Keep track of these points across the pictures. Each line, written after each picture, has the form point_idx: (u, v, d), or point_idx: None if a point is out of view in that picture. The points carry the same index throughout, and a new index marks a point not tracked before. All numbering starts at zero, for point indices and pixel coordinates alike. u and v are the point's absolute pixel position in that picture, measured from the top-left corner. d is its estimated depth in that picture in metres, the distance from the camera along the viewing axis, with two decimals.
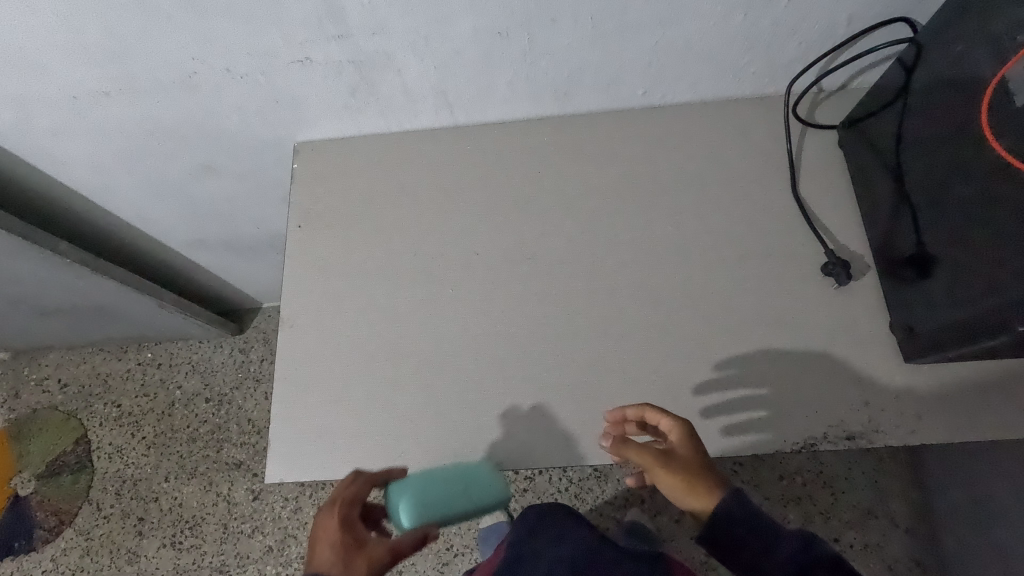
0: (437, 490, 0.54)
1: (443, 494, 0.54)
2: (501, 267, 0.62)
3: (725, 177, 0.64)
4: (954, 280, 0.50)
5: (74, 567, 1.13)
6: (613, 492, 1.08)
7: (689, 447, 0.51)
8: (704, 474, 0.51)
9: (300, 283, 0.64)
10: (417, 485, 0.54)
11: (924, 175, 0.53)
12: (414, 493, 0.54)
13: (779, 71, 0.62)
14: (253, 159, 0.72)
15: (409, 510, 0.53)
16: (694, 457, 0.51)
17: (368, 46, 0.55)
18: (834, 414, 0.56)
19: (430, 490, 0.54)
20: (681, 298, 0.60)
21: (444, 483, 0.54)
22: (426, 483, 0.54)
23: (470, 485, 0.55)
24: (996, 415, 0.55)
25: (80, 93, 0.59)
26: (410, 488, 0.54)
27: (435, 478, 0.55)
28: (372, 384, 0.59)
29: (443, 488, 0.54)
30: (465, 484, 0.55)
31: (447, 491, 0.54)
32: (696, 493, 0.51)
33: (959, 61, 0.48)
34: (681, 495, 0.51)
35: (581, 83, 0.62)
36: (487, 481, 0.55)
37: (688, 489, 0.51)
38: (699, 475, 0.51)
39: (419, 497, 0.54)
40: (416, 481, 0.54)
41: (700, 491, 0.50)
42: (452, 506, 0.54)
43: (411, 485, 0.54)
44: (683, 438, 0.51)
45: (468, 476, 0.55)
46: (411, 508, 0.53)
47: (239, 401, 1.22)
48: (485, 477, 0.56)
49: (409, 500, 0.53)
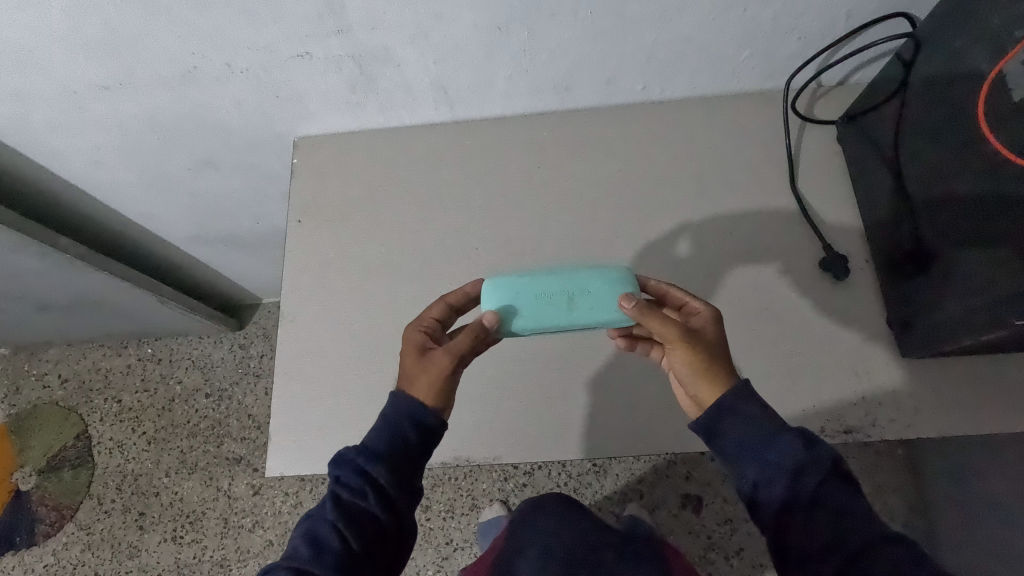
0: (540, 297, 0.50)
1: (548, 295, 0.50)
2: (501, 261, 0.63)
3: (724, 172, 0.64)
4: (951, 275, 0.50)
5: (75, 562, 1.13)
6: (612, 487, 1.08)
7: (713, 330, 0.48)
8: (725, 362, 0.47)
9: (300, 277, 0.64)
10: (517, 291, 0.50)
11: (922, 170, 0.53)
12: (510, 296, 0.50)
13: (777, 66, 0.62)
14: (253, 154, 0.72)
15: (506, 311, 0.49)
16: (716, 342, 0.48)
17: (368, 41, 0.55)
18: (831, 408, 0.56)
19: (531, 298, 0.50)
20: (680, 292, 0.60)
21: (549, 295, 0.50)
22: (525, 289, 0.50)
23: (580, 294, 0.50)
24: (994, 409, 0.55)
25: (81, 87, 0.59)
26: (508, 289, 0.50)
27: (540, 288, 0.50)
28: (372, 378, 0.60)
29: (547, 296, 0.50)
30: (573, 296, 0.50)
31: (552, 296, 0.50)
32: (709, 376, 0.47)
33: (957, 56, 0.48)
34: (691, 373, 0.48)
35: (580, 78, 0.62)
36: (604, 293, 0.50)
37: (701, 369, 0.47)
38: (720, 360, 0.47)
39: (518, 301, 0.50)
40: (517, 284, 0.50)
41: (715, 375, 0.47)
42: (555, 314, 0.50)
43: (511, 287, 0.50)
44: (709, 323, 0.49)
45: (579, 284, 0.50)
46: (509, 310, 0.49)
47: (239, 396, 1.22)
48: (603, 278, 0.50)
49: (506, 299, 0.50)
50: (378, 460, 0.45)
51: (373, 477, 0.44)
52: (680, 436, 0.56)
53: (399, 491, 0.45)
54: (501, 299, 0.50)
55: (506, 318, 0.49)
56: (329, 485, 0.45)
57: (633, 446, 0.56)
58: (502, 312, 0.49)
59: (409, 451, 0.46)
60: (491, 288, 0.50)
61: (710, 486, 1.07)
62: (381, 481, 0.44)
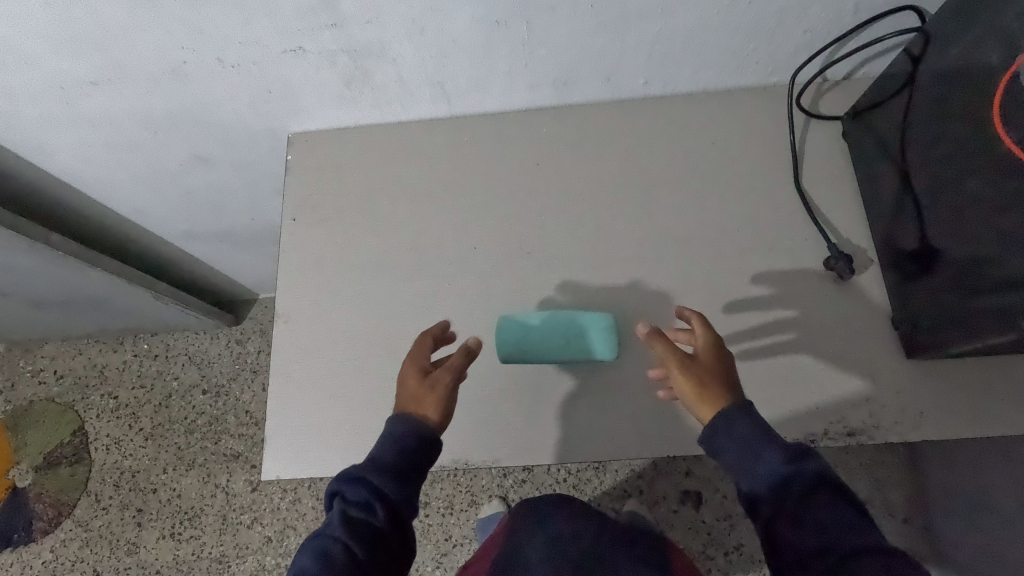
0: (539, 336, 0.57)
1: (546, 335, 0.57)
2: (499, 260, 0.62)
3: (728, 169, 0.63)
4: (958, 276, 0.49)
5: (74, 558, 1.13)
6: (611, 482, 1.08)
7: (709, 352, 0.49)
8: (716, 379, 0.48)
9: (295, 277, 0.63)
10: (519, 328, 0.57)
11: (929, 169, 0.52)
12: (515, 333, 0.57)
13: (783, 60, 0.61)
14: (247, 151, 0.71)
15: (508, 346, 0.57)
16: (709, 361, 0.48)
17: (363, 36, 0.53)
18: (835, 410, 0.55)
19: (532, 336, 0.57)
20: (683, 292, 0.59)
21: (547, 334, 0.57)
22: (527, 327, 0.57)
23: (575, 336, 0.57)
24: (998, 412, 0.54)
25: (68, 83, 0.58)
26: (514, 326, 0.58)
27: (540, 327, 0.57)
28: (370, 380, 0.59)
29: (545, 335, 0.57)
30: (567, 337, 0.57)
31: (551, 335, 0.57)
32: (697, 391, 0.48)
33: (968, 52, 0.47)
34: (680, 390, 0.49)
35: (581, 73, 0.61)
36: (595, 338, 0.57)
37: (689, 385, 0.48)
38: (710, 377, 0.48)
39: (521, 338, 0.57)
40: (520, 322, 0.58)
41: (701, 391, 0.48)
42: (552, 351, 0.57)
43: (514, 325, 0.58)
44: (709, 343, 0.49)
45: (574, 326, 0.57)
46: (512, 346, 0.57)
47: (236, 392, 1.21)
48: (596, 323, 0.57)
49: (510, 335, 0.57)
50: (381, 472, 0.45)
51: (378, 490, 0.44)
52: (682, 439, 0.55)
53: (404, 500, 0.45)
54: (506, 335, 0.57)
55: (508, 352, 0.57)
56: (336, 501, 0.45)
57: (634, 449, 0.55)
58: (504, 345, 0.57)
59: (412, 463, 0.46)
60: (500, 325, 0.58)
61: (710, 482, 1.07)
62: (385, 493, 0.44)
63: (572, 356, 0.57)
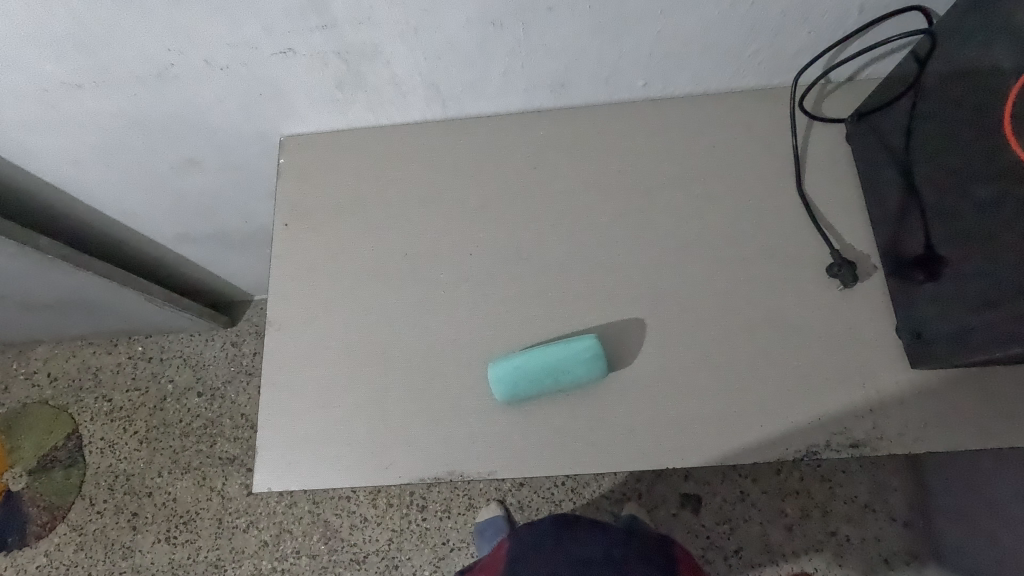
0: (529, 380, 0.54)
1: (536, 377, 0.54)
2: (495, 267, 0.60)
3: (729, 173, 0.62)
4: (965, 286, 0.48)
5: (69, 562, 1.12)
6: (610, 486, 1.07)
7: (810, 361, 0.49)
8: None
9: (287, 284, 0.61)
10: (510, 376, 0.54)
11: (936, 175, 0.50)
12: (508, 381, 0.54)
13: (786, 61, 0.59)
14: (238, 153, 0.69)
15: (504, 394, 0.55)
16: None
17: (355, 37, 0.52)
18: (838, 421, 0.54)
19: (524, 380, 0.54)
20: (684, 300, 0.58)
21: (536, 376, 0.54)
22: (517, 374, 0.54)
23: (563, 373, 0.54)
24: (1003, 423, 0.53)
25: (52, 85, 0.56)
26: (506, 374, 0.54)
27: (530, 372, 0.54)
28: (363, 390, 0.57)
29: (535, 378, 0.54)
30: (557, 376, 0.54)
31: (540, 376, 0.54)
32: None
33: (977, 56, 0.46)
34: None
35: (579, 74, 0.59)
36: (582, 369, 0.54)
37: None
38: None
39: (514, 384, 0.54)
40: (510, 369, 0.54)
41: None
42: (544, 388, 0.55)
43: (506, 375, 0.54)
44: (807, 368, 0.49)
45: (561, 364, 0.54)
46: (506, 394, 0.55)
47: (232, 394, 1.20)
48: (574, 351, 0.54)
49: (503, 385, 0.55)
50: None
51: None
52: (681, 450, 0.54)
53: None
54: (500, 384, 0.55)
55: (505, 399, 0.55)
56: None
57: (633, 461, 0.54)
58: (501, 394, 0.55)
59: None
60: (492, 375, 0.55)
61: (709, 485, 1.06)
62: None
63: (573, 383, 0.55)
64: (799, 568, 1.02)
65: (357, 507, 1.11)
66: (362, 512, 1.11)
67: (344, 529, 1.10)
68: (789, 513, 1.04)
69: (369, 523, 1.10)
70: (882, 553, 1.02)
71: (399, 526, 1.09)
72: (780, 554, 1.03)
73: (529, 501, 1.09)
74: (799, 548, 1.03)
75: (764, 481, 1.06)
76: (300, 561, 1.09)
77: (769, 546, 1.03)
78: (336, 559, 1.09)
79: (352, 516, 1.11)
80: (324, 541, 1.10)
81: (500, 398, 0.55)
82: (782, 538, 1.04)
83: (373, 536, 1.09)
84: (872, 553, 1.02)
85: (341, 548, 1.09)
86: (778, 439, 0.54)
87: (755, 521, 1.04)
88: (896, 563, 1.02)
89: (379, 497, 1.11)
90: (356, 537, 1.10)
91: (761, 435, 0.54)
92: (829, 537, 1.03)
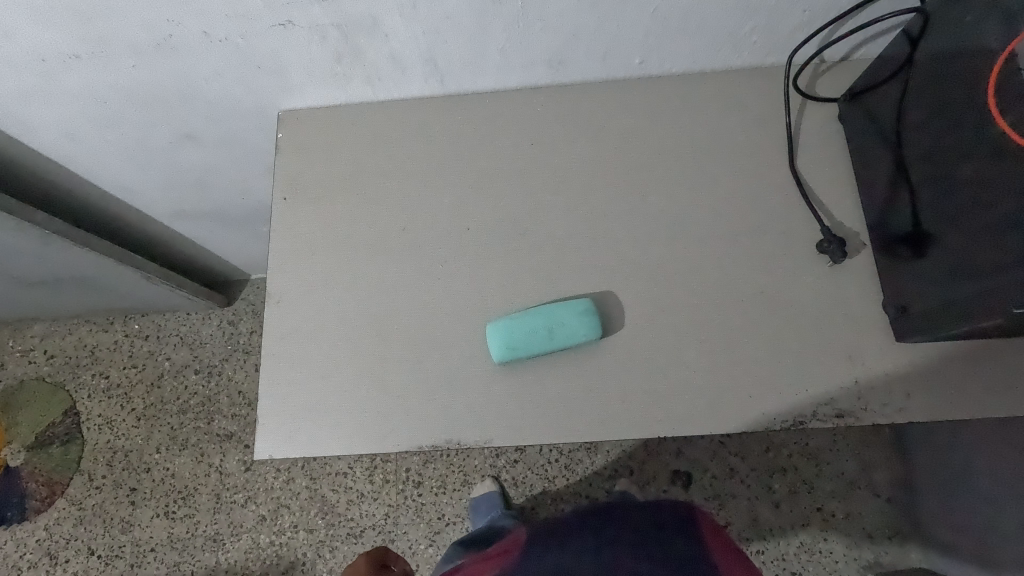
0: (526, 335, 0.56)
1: (532, 331, 0.56)
2: (489, 241, 0.61)
3: (723, 152, 0.62)
4: (949, 259, 0.49)
5: (69, 536, 1.14)
6: (603, 462, 1.10)
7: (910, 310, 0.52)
8: None
9: (285, 257, 0.62)
10: (506, 330, 0.56)
11: (923, 153, 0.52)
12: (505, 337, 0.56)
13: (780, 39, 0.60)
14: (239, 128, 0.69)
15: (499, 349, 0.56)
16: None
17: (355, 11, 0.52)
18: (823, 393, 0.56)
19: (520, 335, 0.56)
20: (676, 272, 0.59)
21: (531, 330, 0.56)
22: (513, 329, 0.56)
23: (557, 327, 0.56)
24: (983, 395, 0.55)
25: (49, 55, 0.56)
26: (503, 330, 0.56)
27: (526, 326, 0.56)
28: (361, 360, 0.58)
29: (532, 330, 0.56)
30: (551, 329, 0.56)
31: (536, 331, 0.56)
32: None
33: (967, 32, 0.46)
34: None
35: (577, 51, 0.60)
36: (574, 323, 0.56)
37: None
38: None
39: (510, 339, 0.56)
40: (507, 325, 0.56)
41: None
42: (538, 345, 0.56)
43: (502, 330, 0.56)
44: None
45: (554, 318, 0.56)
46: (502, 349, 0.56)
47: (229, 371, 1.21)
48: (571, 309, 0.56)
49: (499, 340, 0.56)
50: None
51: None
52: (672, 419, 0.55)
53: None
54: (496, 340, 0.56)
55: (500, 356, 0.56)
56: None
57: (623, 429, 0.55)
58: (496, 351, 0.56)
59: None
60: (491, 331, 0.57)
61: (699, 462, 1.09)
62: None
63: (567, 340, 0.56)
64: (786, 542, 1.05)
65: (355, 483, 1.13)
66: (359, 488, 1.12)
67: (341, 504, 1.12)
68: (776, 489, 1.07)
69: (365, 498, 1.12)
70: (866, 527, 1.05)
71: (396, 501, 1.11)
72: (768, 528, 1.06)
73: (523, 478, 1.11)
74: (786, 522, 1.06)
75: (753, 457, 1.09)
76: (298, 535, 1.11)
77: (757, 520, 1.06)
78: (333, 533, 1.11)
79: (349, 492, 1.12)
80: (321, 515, 1.12)
81: (495, 353, 0.56)
82: (770, 512, 1.06)
83: (371, 511, 1.11)
84: (857, 526, 1.05)
85: (338, 523, 1.11)
86: (766, 409, 0.55)
87: (744, 497, 1.07)
88: (878, 537, 1.05)
89: (375, 473, 1.13)
90: (353, 512, 1.11)
91: (749, 406, 0.55)
92: (815, 512, 1.06)
